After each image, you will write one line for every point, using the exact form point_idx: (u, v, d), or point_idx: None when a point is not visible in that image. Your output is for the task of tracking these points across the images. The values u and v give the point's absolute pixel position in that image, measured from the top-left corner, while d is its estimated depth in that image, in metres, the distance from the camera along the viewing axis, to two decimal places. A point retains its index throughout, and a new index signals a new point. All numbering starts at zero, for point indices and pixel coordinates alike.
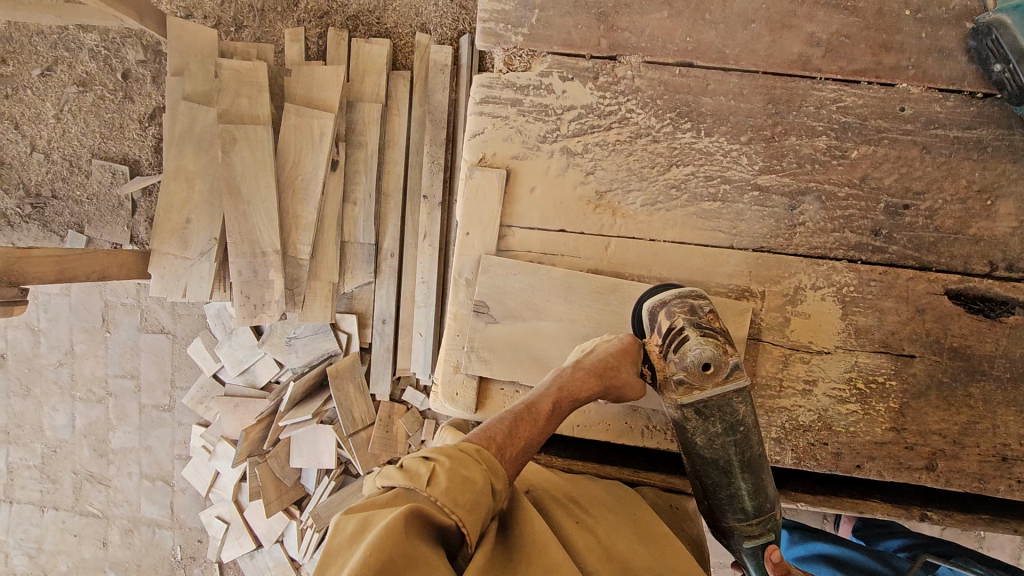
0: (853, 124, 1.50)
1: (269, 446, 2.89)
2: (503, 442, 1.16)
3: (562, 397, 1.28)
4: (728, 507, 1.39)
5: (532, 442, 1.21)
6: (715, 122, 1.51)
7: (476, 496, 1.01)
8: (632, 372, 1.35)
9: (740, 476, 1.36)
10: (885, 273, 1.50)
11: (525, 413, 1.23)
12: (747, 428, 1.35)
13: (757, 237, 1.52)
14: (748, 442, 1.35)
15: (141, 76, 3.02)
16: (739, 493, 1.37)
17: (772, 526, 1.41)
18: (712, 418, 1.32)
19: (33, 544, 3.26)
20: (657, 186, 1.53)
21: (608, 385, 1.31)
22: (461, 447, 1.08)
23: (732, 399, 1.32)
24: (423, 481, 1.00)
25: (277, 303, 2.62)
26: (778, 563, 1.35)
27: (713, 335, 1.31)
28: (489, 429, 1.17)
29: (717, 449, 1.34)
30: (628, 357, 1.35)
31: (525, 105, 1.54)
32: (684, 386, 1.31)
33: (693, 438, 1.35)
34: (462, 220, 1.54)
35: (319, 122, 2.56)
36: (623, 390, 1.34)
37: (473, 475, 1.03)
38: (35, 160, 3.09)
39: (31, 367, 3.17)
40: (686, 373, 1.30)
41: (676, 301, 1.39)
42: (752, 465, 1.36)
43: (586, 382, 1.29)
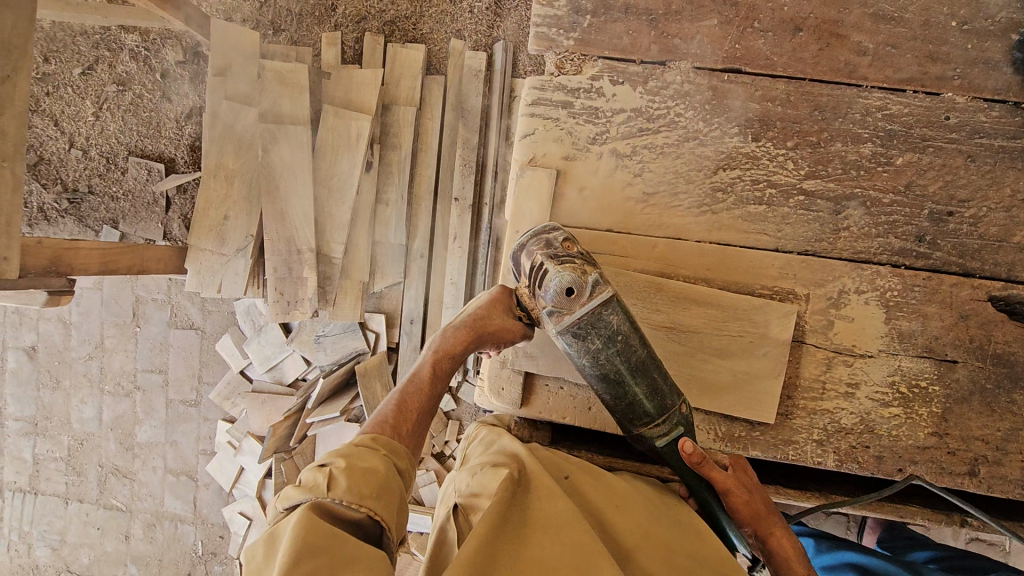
0: (898, 131, 1.53)
1: (295, 443, 2.92)
2: (395, 419, 1.24)
3: (439, 358, 1.33)
4: (631, 416, 1.36)
5: (427, 409, 1.30)
6: (762, 127, 1.55)
7: (381, 483, 1.08)
8: (505, 317, 1.36)
9: (633, 382, 1.31)
10: (929, 278, 1.52)
11: (409, 386, 1.30)
12: (626, 333, 1.29)
13: (802, 241, 1.54)
14: (631, 347, 1.29)
15: (179, 76, 3.09)
16: (638, 399, 1.33)
17: (679, 419, 1.37)
18: (589, 337, 1.26)
19: (57, 535, 3.28)
20: (703, 189, 1.56)
21: (481, 334, 1.33)
22: (357, 443, 1.15)
23: (602, 313, 1.26)
24: (322, 487, 1.05)
25: (310, 301, 2.67)
26: (692, 453, 1.29)
27: (570, 260, 1.26)
28: (381, 412, 1.27)
29: (605, 365, 1.29)
30: (498, 305, 1.37)
31: (575, 108, 1.58)
32: (556, 315, 1.26)
33: (579, 360, 1.31)
34: (512, 218, 1.58)
35: (357, 123, 2.61)
36: (503, 337, 1.35)
37: (373, 465, 1.10)
38: (73, 157, 3.15)
39: (61, 360, 3.21)
40: (553, 303, 1.25)
41: (534, 239, 1.31)
42: (642, 368, 1.31)
43: (457, 338, 1.33)
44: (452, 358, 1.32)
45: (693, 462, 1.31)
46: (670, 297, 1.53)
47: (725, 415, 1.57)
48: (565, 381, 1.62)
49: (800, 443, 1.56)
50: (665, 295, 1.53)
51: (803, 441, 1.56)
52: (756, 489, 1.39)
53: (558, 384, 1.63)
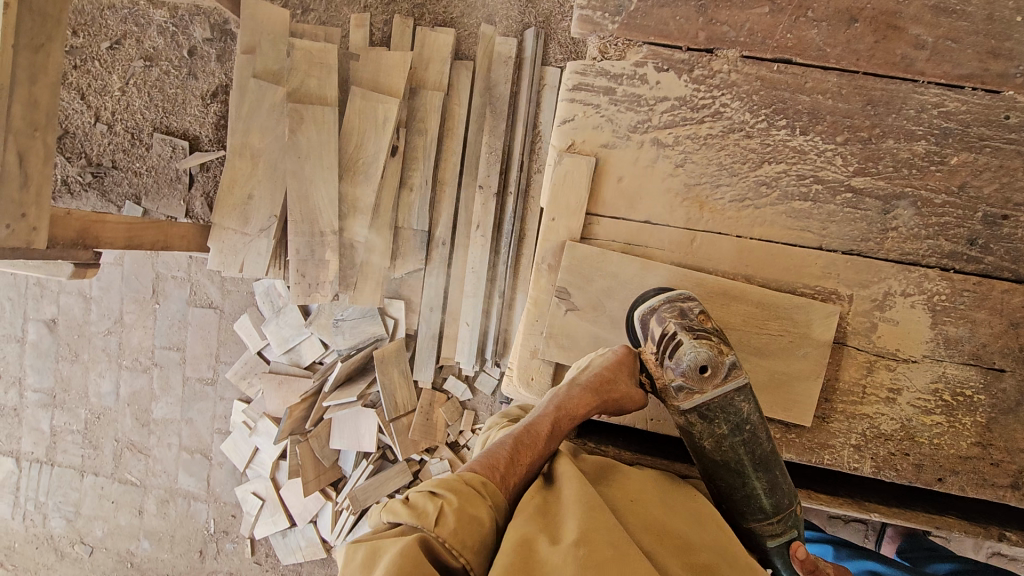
0: (954, 130, 1.47)
1: (311, 425, 2.93)
2: (508, 468, 1.17)
3: (560, 415, 1.30)
4: (746, 509, 1.37)
5: (535, 466, 1.23)
6: (811, 121, 1.49)
7: (482, 537, 1.04)
8: (630, 384, 1.36)
9: (754, 475, 1.35)
10: (980, 283, 1.47)
11: (526, 436, 1.23)
12: (754, 424, 1.34)
13: (848, 240, 1.49)
14: (757, 439, 1.34)
15: (206, 53, 3.07)
16: (755, 493, 1.36)
17: (792, 522, 1.41)
18: (716, 421, 1.31)
19: (72, 507, 3.31)
20: (748, 183, 1.51)
21: (606, 400, 1.33)
22: (465, 481, 1.10)
23: (733, 398, 1.31)
24: (431, 519, 1.01)
25: (331, 284, 2.64)
26: (805, 559, 1.37)
27: (706, 336, 1.30)
28: (492, 454, 1.18)
29: (727, 452, 1.34)
30: (625, 370, 1.37)
31: (618, 94, 1.53)
32: (685, 391, 1.30)
33: (702, 442, 1.34)
34: (548, 206, 1.54)
35: (385, 106, 2.57)
36: (623, 404, 1.35)
37: (479, 513, 1.05)
38: (98, 131, 3.15)
39: (81, 334, 3.22)
40: (684, 378, 1.29)
41: (666, 305, 1.37)
42: (764, 463, 1.36)
43: (584, 399, 1.31)
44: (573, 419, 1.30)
45: (806, 568, 1.38)
46: (708, 292, 1.50)
47: (759, 415, 1.53)
48: None
49: (838, 448, 1.52)
50: (702, 291, 1.50)
51: (841, 446, 1.51)
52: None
53: None
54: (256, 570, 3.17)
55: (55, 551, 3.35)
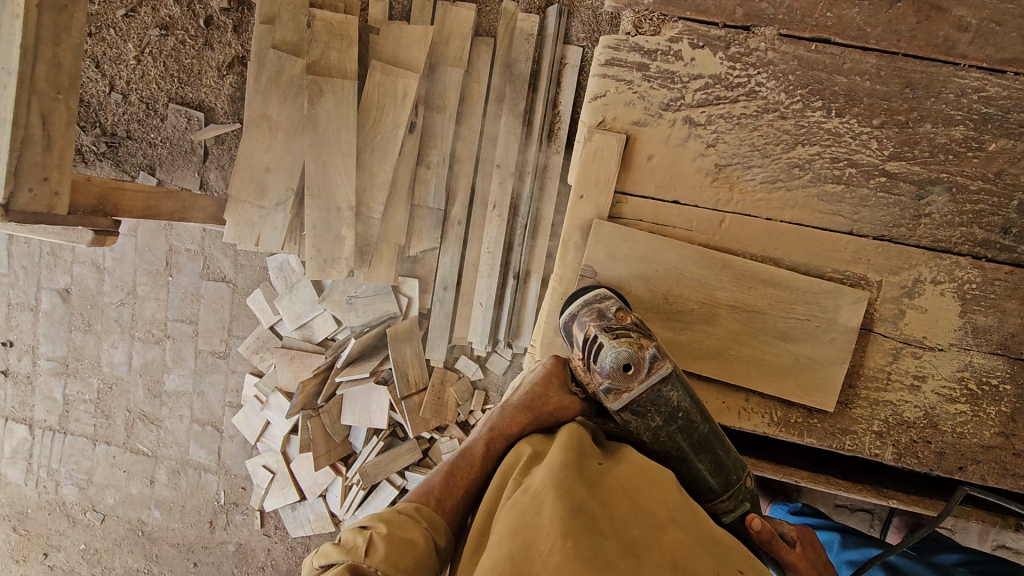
0: (993, 115, 1.44)
1: (322, 401, 2.95)
2: (442, 492, 1.16)
3: (494, 436, 1.27)
4: (694, 491, 1.33)
5: (475, 489, 1.21)
6: (848, 103, 1.47)
7: (418, 559, 1.02)
8: (562, 394, 1.34)
9: (696, 458, 1.29)
10: (1012, 273, 1.45)
11: (460, 461, 1.22)
12: (688, 409, 1.29)
13: (879, 226, 1.48)
14: (693, 423, 1.28)
15: (222, 23, 3.02)
16: (702, 475, 1.31)
17: (744, 495, 1.35)
18: (649, 415, 1.27)
19: (84, 475, 3.35)
20: (780, 164, 1.49)
21: (538, 415, 1.30)
22: (398, 511, 1.10)
23: (661, 390, 1.25)
24: (361, 551, 1.00)
25: (346, 261, 2.64)
26: (761, 529, 1.31)
27: (624, 334, 1.27)
28: (428, 484, 1.18)
29: (664, 442, 1.29)
30: (554, 381, 1.35)
31: (651, 71, 1.51)
32: (614, 392, 1.26)
33: (639, 436, 1.30)
34: (576, 183, 1.52)
35: (404, 82, 2.54)
36: (560, 415, 1.33)
37: (411, 535, 1.04)
38: (113, 101, 3.11)
39: (94, 304, 3.23)
40: (610, 380, 1.26)
41: (584, 309, 1.36)
42: (705, 444, 1.30)
43: (516, 417, 1.29)
44: (509, 438, 1.27)
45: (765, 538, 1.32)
46: (735, 274, 1.49)
47: (782, 398, 1.53)
48: None
49: (859, 434, 1.51)
50: (730, 273, 1.49)
51: (863, 432, 1.51)
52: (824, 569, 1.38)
53: None
54: (265, 541, 3.20)
55: (66, 518, 3.39)
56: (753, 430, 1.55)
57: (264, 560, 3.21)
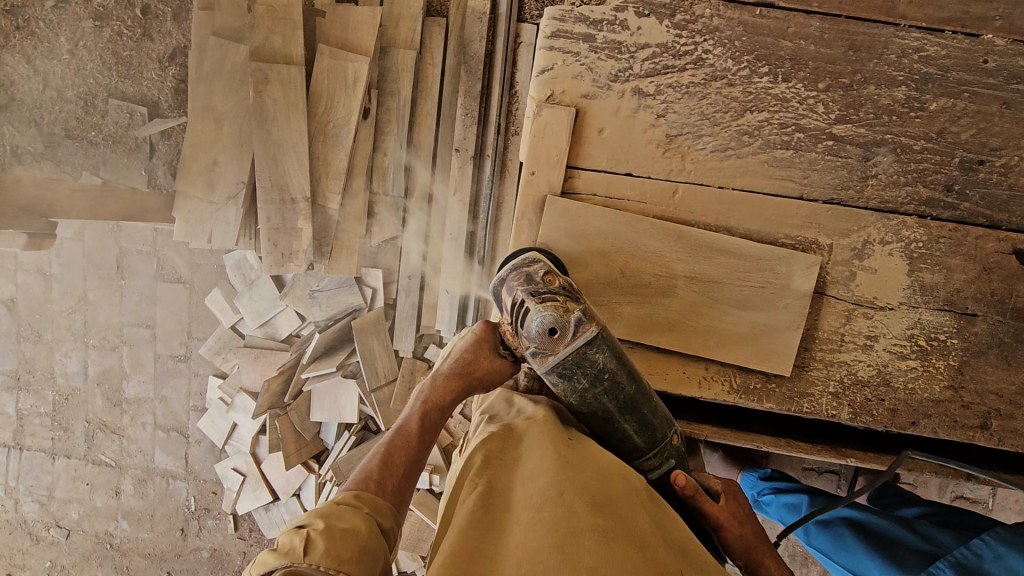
0: (934, 75, 1.45)
1: (289, 399, 2.89)
2: (381, 473, 1.19)
3: (427, 408, 1.32)
4: (623, 451, 1.34)
5: (415, 460, 1.26)
6: (794, 67, 1.46)
7: (361, 544, 1.00)
8: (492, 358, 1.39)
9: (623, 419, 1.29)
10: (956, 230, 1.48)
11: (396, 437, 1.26)
12: (615, 370, 1.25)
13: (829, 189, 1.49)
14: (619, 385, 1.26)
15: (161, 13, 2.90)
16: (629, 435, 1.31)
17: (671, 452, 1.37)
18: (575, 378, 1.23)
19: (44, 491, 3.22)
20: (730, 132, 1.48)
21: (470, 381, 1.36)
22: (337, 501, 1.08)
23: (587, 353, 1.21)
24: (299, 552, 0.94)
25: (305, 253, 2.58)
26: (685, 486, 1.30)
27: (551, 296, 1.22)
28: (366, 464, 1.21)
29: (592, 405, 1.26)
30: (484, 346, 1.39)
31: (598, 42, 1.48)
32: (540, 355, 1.23)
33: (567, 400, 1.28)
34: (527, 159, 1.50)
35: (355, 67, 2.47)
36: (490, 377, 1.39)
37: (352, 524, 1.02)
38: (47, 98, 2.88)
39: (43, 314, 3.09)
40: (537, 344, 1.22)
41: (512, 274, 1.31)
42: (632, 406, 1.29)
43: (447, 386, 1.35)
44: (442, 407, 1.34)
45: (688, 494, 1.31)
46: (693, 244, 1.48)
47: (741, 366, 1.54)
48: None
49: (816, 396, 1.54)
50: (687, 243, 1.48)
51: (819, 394, 1.54)
52: (747, 519, 1.41)
53: None
54: (240, 545, 3.14)
55: (29, 536, 3.27)
56: (714, 400, 1.56)
57: (240, 564, 3.14)
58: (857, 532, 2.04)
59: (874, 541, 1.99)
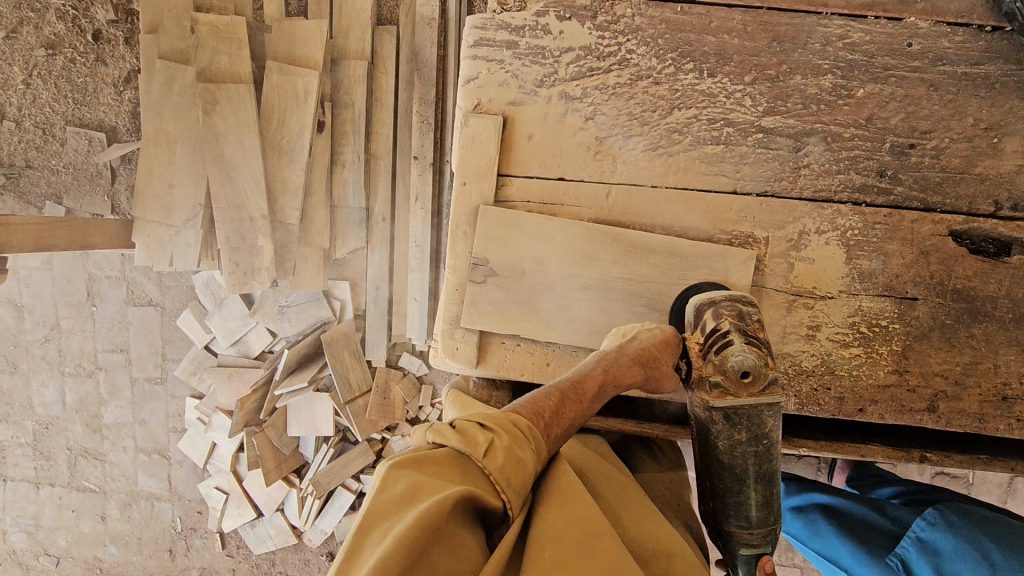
0: (859, 61, 1.44)
1: (265, 416, 2.89)
2: (550, 420, 1.09)
3: (608, 381, 1.21)
4: (732, 512, 1.30)
5: (571, 429, 1.15)
6: (718, 62, 1.45)
7: (525, 479, 0.97)
8: (673, 362, 1.31)
9: (752, 487, 1.28)
10: (891, 215, 1.48)
11: (572, 392, 1.16)
12: (771, 441, 1.30)
13: (761, 181, 1.48)
14: (769, 455, 1.29)
15: (112, 37, 2.80)
16: (747, 502, 1.29)
17: (772, 539, 1.31)
18: (738, 426, 1.27)
19: (31, 520, 3.23)
20: (658, 131, 1.48)
21: (650, 375, 1.26)
22: (513, 419, 1.02)
23: (762, 411, 1.28)
24: (480, 451, 0.95)
25: (267, 271, 2.60)
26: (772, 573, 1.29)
27: (756, 343, 1.28)
28: (538, 403, 1.10)
29: (737, 458, 1.28)
30: (671, 347, 1.31)
31: (521, 48, 1.47)
32: (719, 390, 1.27)
33: (715, 442, 1.29)
34: (459, 170, 1.49)
35: (304, 80, 2.46)
36: (663, 379, 1.29)
37: (525, 455, 0.97)
38: (5, 129, 2.88)
39: (17, 344, 3.10)
40: (724, 379, 1.26)
41: (725, 301, 1.34)
42: (768, 478, 1.29)
43: (633, 370, 1.23)
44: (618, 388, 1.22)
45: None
46: (627, 246, 1.48)
47: None
48: (522, 338, 1.58)
49: None
50: (622, 245, 1.48)
51: None
52: None
53: (515, 341, 1.59)
54: (229, 563, 3.15)
55: (19, 566, 3.28)
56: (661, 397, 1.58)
57: None
58: (828, 513, 1.90)
59: (849, 526, 1.82)
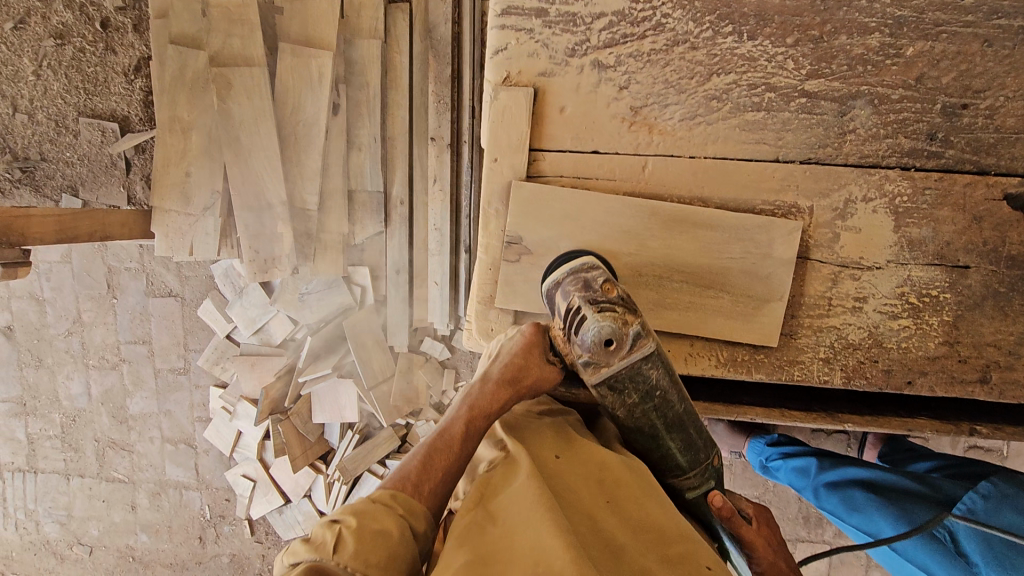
0: (909, 18, 1.36)
1: (291, 403, 2.91)
2: (419, 477, 1.08)
3: (474, 415, 1.19)
4: (663, 467, 1.30)
5: (455, 471, 1.13)
6: (759, 24, 1.38)
7: (391, 551, 0.94)
8: (542, 364, 1.26)
9: (667, 438, 1.26)
10: (941, 179, 1.41)
11: (439, 441, 1.14)
12: (666, 389, 1.24)
13: (806, 148, 1.42)
14: (669, 403, 1.24)
15: (121, 24, 2.76)
16: (670, 453, 1.28)
17: (710, 473, 1.33)
18: (626, 391, 1.20)
19: (63, 511, 3.28)
20: (696, 98, 1.42)
21: (520, 390, 1.23)
22: (373, 501, 1.02)
23: (642, 367, 1.19)
24: (329, 547, 0.92)
25: (288, 258, 2.58)
26: (722, 505, 1.29)
27: (610, 307, 1.20)
28: (403, 469, 1.10)
29: (640, 419, 1.24)
30: (535, 350, 1.26)
31: (551, 15, 1.40)
32: (592, 366, 1.18)
33: (613, 412, 1.25)
34: (489, 146, 1.44)
35: (319, 62, 2.41)
36: (540, 386, 1.26)
37: (385, 526, 0.96)
38: (18, 122, 2.62)
39: (40, 338, 3.11)
40: (591, 352, 1.18)
41: (570, 279, 1.30)
42: (678, 424, 1.26)
43: (497, 393, 1.21)
44: (489, 416, 1.20)
45: (725, 516, 1.30)
46: (665, 219, 1.43)
47: (726, 340, 1.50)
48: None
49: (806, 363, 1.50)
50: (662, 219, 1.43)
51: (810, 360, 1.50)
52: (780, 547, 1.39)
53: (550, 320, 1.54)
54: (259, 548, 3.19)
55: (54, 555, 3.34)
56: (702, 374, 1.54)
57: (260, 567, 3.20)
58: (870, 490, 1.84)
59: (891, 497, 1.78)
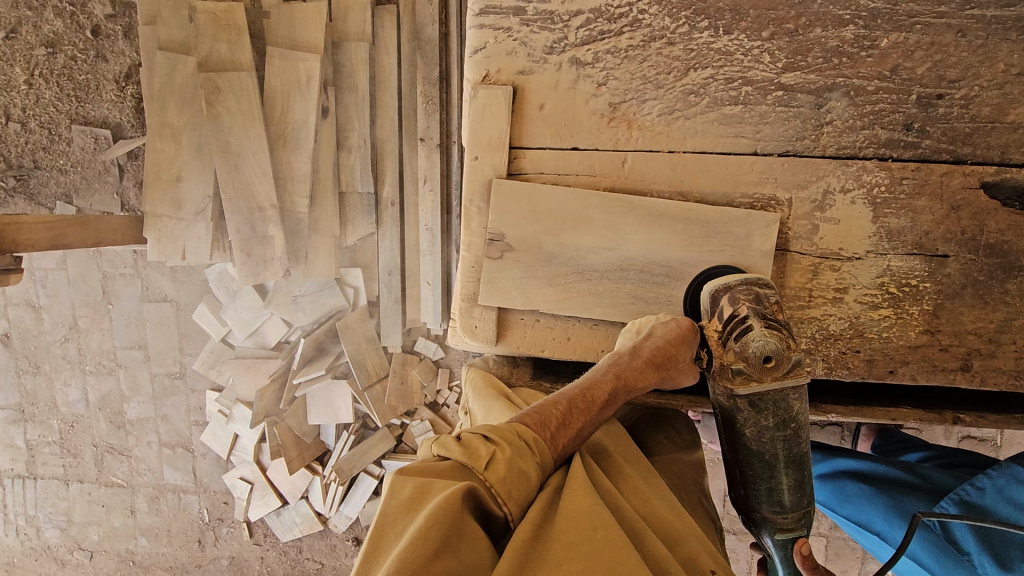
0: (881, 9, 1.37)
1: (286, 404, 2.91)
2: (557, 429, 1.13)
3: (619, 385, 1.26)
4: (764, 497, 1.28)
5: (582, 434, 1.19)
6: (734, 18, 1.39)
7: (528, 488, 1.01)
8: (689, 357, 1.32)
9: (782, 471, 1.26)
10: (918, 169, 1.43)
11: (583, 400, 1.20)
12: (799, 423, 1.28)
13: (783, 141, 1.43)
14: (797, 438, 1.27)
15: (112, 32, 2.76)
16: (779, 488, 1.27)
17: (807, 522, 1.29)
18: (765, 412, 1.25)
19: (63, 516, 3.30)
20: (674, 94, 1.43)
21: (663, 373, 1.29)
22: (517, 433, 1.06)
23: (788, 394, 1.26)
24: (482, 462, 0.99)
25: (279, 260, 2.62)
26: (809, 557, 1.28)
27: (778, 328, 1.24)
28: (545, 412, 1.14)
29: (766, 445, 1.26)
30: (687, 341, 1.31)
31: (529, 14, 1.42)
32: (741, 377, 1.24)
33: (742, 429, 1.27)
34: (469, 143, 1.46)
35: (306, 65, 2.42)
36: (678, 375, 1.32)
37: (527, 468, 1.01)
38: (12, 130, 2.82)
39: (37, 345, 3.13)
40: (746, 366, 1.23)
41: (742, 286, 1.29)
42: (799, 461, 1.27)
43: (644, 371, 1.27)
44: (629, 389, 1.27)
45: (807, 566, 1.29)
46: (644, 214, 1.44)
47: None
48: (541, 313, 1.55)
49: None
50: (641, 213, 1.44)
51: None
52: None
53: (534, 316, 1.57)
54: (257, 551, 3.20)
55: (55, 561, 3.35)
56: None
57: (259, 569, 3.21)
58: (860, 480, 1.85)
59: (881, 486, 1.80)
